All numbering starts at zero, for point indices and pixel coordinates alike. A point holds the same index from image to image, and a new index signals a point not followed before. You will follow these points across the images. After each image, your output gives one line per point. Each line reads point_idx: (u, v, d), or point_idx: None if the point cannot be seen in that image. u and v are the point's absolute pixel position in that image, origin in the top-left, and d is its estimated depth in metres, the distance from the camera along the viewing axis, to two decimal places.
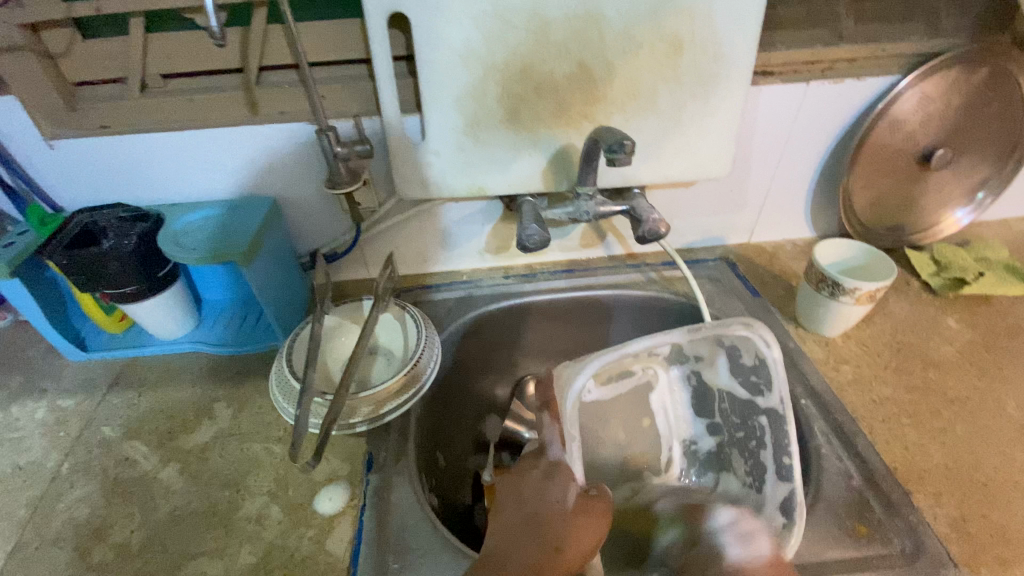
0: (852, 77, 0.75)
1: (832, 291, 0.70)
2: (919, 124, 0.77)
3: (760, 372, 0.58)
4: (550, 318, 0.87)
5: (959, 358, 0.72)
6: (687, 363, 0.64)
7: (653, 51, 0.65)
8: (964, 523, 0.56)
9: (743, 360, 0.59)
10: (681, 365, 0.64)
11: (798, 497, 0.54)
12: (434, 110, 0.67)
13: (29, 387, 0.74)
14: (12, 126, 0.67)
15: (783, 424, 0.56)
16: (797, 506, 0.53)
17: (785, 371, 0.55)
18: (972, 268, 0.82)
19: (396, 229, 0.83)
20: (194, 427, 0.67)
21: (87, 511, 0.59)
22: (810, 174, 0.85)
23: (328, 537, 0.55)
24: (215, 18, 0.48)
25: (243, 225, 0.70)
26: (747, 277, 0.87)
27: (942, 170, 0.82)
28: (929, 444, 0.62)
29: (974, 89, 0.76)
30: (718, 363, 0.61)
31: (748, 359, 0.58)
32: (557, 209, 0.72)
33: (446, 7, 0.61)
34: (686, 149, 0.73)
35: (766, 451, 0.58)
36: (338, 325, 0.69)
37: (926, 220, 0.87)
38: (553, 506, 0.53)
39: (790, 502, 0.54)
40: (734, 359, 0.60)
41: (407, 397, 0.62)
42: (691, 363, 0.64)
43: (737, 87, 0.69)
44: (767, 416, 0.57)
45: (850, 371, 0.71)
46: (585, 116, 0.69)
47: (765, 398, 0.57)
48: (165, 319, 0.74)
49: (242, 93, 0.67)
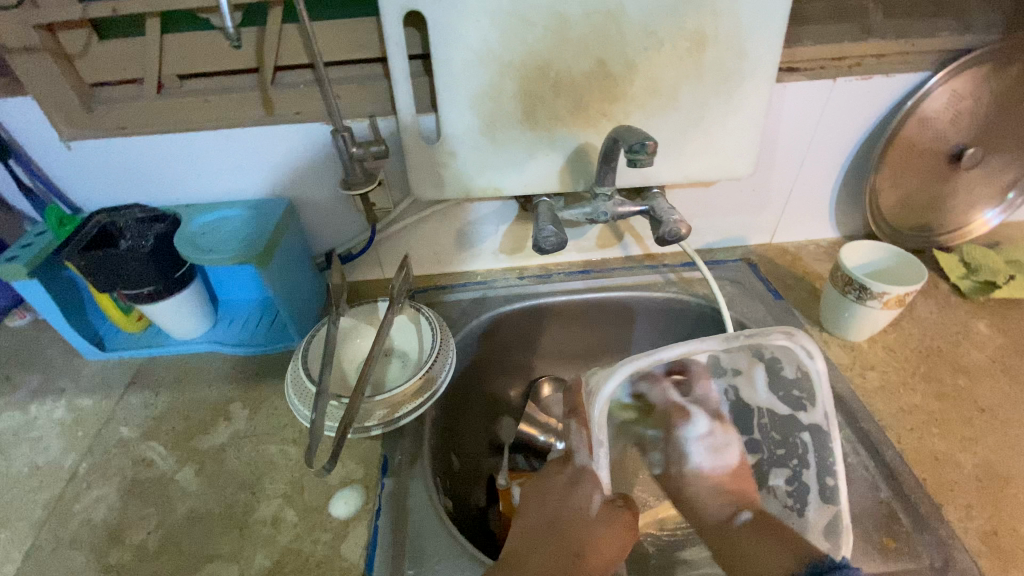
0: (880, 74, 0.72)
1: (859, 295, 0.68)
2: (950, 122, 0.75)
3: (803, 387, 0.57)
4: (566, 319, 0.86)
5: (990, 365, 0.70)
6: (724, 376, 0.63)
7: (675, 48, 0.64)
8: (997, 537, 0.54)
9: (785, 373, 0.58)
10: (718, 378, 0.64)
11: (842, 520, 0.53)
12: (450, 109, 0.66)
13: (49, 386, 0.74)
14: (32, 127, 0.67)
15: (827, 441, 0.55)
16: (842, 530, 0.53)
17: (831, 387, 0.54)
18: (1003, 270, 0.78)
19: (411, 229, 0.82)
20: (210, 428, 0.67)
21: (105, 511, 0.59)
22: (836, 173, 0.83)
23: (343, 542, 0.55)
24: (230, 20, 0.48)
25: (260, 227, 0.70)
26: (767, 278, 0.85)
27: (973, 169, 0.79)
28: (960, 455, 0.60)
29: (1008, 85, 0.73)
30: (757, 376, 0.61)
31: (790, 372, 0.58)
32: (575, 209, 0.71)
33: (462, 5, 0.60)
34: (708, 148, 0.71)
35: (809, 470, 0.57)
36: (353, 327, 0.69)
37: (955, 221, 0.84)
38: (576, 513, 0.52)
39: (835, 525, 0.53)
40: (774, 371, 0.59)
41: (423, 401, 0.61)
42: (729, 376, 0.63)
43: (761, 85, 0.67)
44: (810, 433, 0.57)
45: (876, 377, 0.69)
46: (604, 115, 0.68)
47: (808, 413, 0.56)
48: (181, 319, 0.74)
49: (258, 93, 0.67)
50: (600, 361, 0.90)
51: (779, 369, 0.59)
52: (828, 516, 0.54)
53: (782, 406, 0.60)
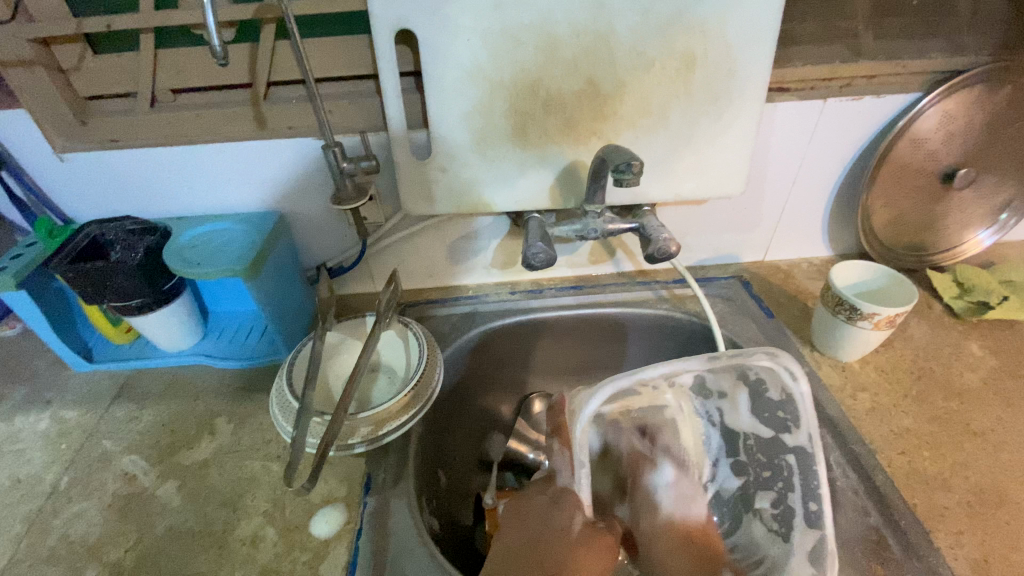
0: (871, 95, 0.72)
1: (850, 315, 0.67)
2: (941, 143, 0.75)
3: (787, 409, 0.58)
4: (557, 336, 0.85)
5: (983, 387, 0.69)
6: (709, 399, 0.64)
7: (664, 68, 0.64)
8: (988, 565, 0.53)
9: (769, 395, 0.59)
10: (703, 401, 0.64)
11: (826, 544, 0.52)
12: (440, 126, 0.67)
13: (34, 398, 0.74)
14: (24, 139, 0.68)
15: (811, 463, 0.55)
16: (826, 554, 0.52)
17: (813, 406, 0.55)
18: (996, 291, 0.78)
19: (402, 243, 0.82)
20: (194, 443, 0.66)
21: (84, 527, 0.59)
22: (828, 192, 0.83)
23: (322, 562, 0.54)
24: (216, 36, 0.47)
25: (249, 240, 0.70)
26: (760, 296, 0.84)
27: (964, 190, 0.79)
28: (951, 479, 0.59)
29: (999, 107, 0.73)
30: (740, 401, 0.62)
31: (775, 395, 0.59)
32: (563, 225, 0.70)
33: (453, 24, 0.60)
34: (698, 166, 0.71)
35: (793, 493, 0.56)
36: (341, 342, 0.69)
37: (948, 241, 0.84)
38: (555, 533, 0.51)
39: (818, 550, 0.52)
40: (758, 394, 0.60)
41: (407, 418, 0.60)
42: (713, 400, 0.64)
43: (751, 105, 0.67)
44: (794, 454, 0.57)
45: (868, 399, 0.68)
46: (594, 133, 0.68)
47: (793, 435, 0.57)
48: (170, 331, 0.74)
49: (250, 108, 0.67)
50: (592, 377, 0.89)
51: (763, 392, 0.60)
52: (811, 540, 0.53)
53: (764, 429, 0.60)
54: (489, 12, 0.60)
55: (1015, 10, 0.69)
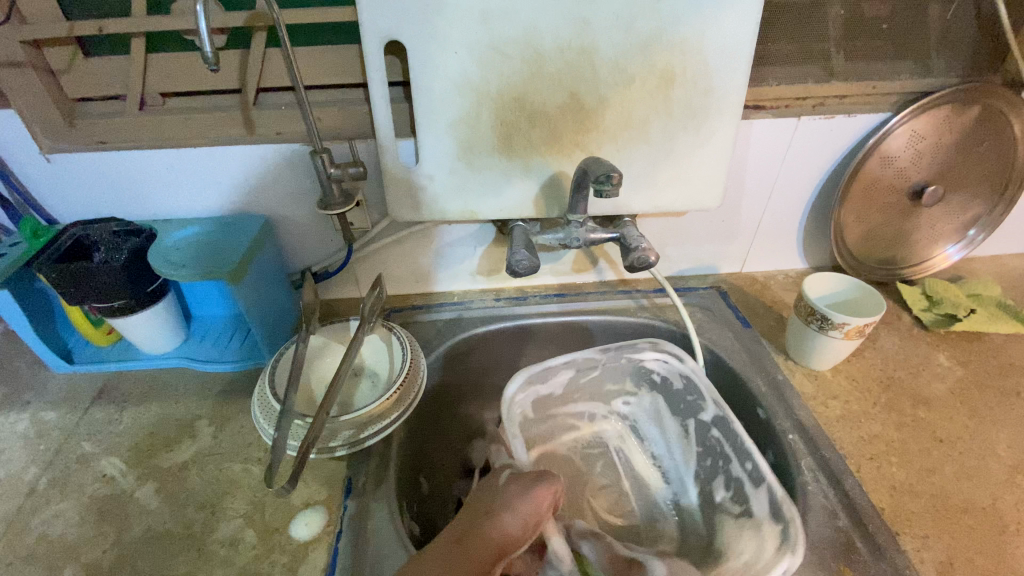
0: (842, 114, 0.75)
1: (822, 325, 0.69)
2: (910, 161, 0.78)
3: (691, 391, 0.73)
4: (540, 343, 0.86)
5: (950, 397, 0.72)
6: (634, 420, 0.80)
7: (645, 84, 0.66)
8: (952, 567, 0.54)
9: (674, 386, 0.75)
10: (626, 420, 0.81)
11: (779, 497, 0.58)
12: (429, 135, 0.68)
13: (12, 399, 0.73)
14: (11, 139, 0.68)
15: (729, 426, 0.66)
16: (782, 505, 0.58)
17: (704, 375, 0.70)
18: (964, 304, 0.81)
19: (389, 250, 0.83)
20: (174, 445, 0.66)
21: (61, 529, 0.58)
22: (803, 206, 0.85)
23: (302, 563, 0.54)
24: (208, 42, 0.48)
25: (235, 244, 0.70)
26: (737, 306, 0.87)
27: (932, 206, 0.83)
28: (909, 477, 0.62)
29: (965, 128, 0.77)
30: (657, 402, 0.78)
31: (678, 384, 0.74)
32: (548, 234, 0.72)
33: (442, 36, 0.62)
34: (678, 179, 0.73)
35: (733, 464, 0.66)
36: (324, 345, 0.69)
37: (917, 255, 0.87)
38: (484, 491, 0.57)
39: (777, 505, 0.58)
40: (668, 390, 0.76)
41: (389, 422, 0.61)
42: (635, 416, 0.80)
43: (729, 121, 0.70)
44: (716, 428, 0.68)
45: (839, 407, 0.70)
46: (578, 145, 0.70)
47: (708, 411, 0.69)
48: (152, 333, 0.74)
49: (240, 113, 0.68)
50: None
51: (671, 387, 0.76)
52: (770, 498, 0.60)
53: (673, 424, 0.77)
54: (477, 26, 0.62)
55: (978, 37, 0.73)
